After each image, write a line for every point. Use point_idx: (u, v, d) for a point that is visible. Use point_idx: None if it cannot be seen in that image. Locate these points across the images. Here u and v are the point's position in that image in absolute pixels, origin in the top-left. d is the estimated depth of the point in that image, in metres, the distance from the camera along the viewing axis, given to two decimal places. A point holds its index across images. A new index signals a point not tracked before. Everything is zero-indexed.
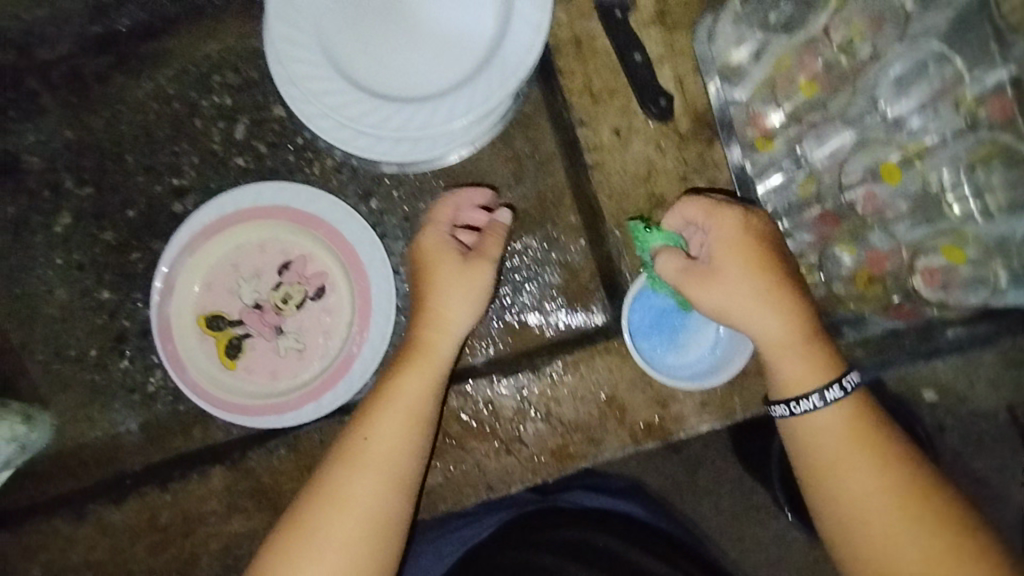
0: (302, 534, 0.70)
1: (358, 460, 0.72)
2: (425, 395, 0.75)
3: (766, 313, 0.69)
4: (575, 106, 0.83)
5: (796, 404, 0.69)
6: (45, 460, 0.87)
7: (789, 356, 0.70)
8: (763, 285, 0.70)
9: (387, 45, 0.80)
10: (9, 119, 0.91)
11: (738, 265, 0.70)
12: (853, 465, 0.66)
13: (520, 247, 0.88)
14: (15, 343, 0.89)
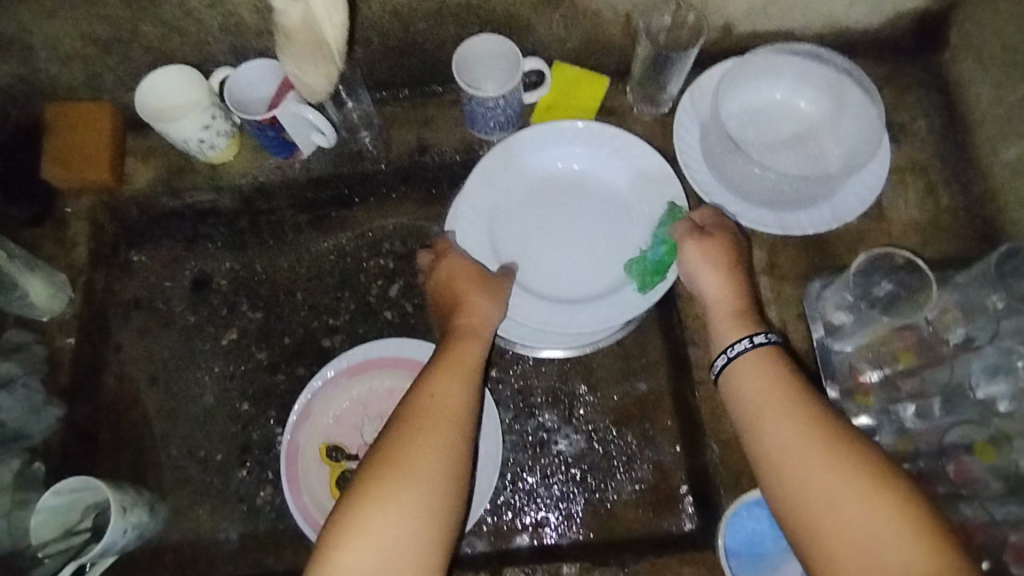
0: (379, 482, 0.68)
1: (426, 414, 0.74)
2: (477, 352, 0.83)
3: (718, 273, 0.84)
4: (688, 326, 0.95)
5: (732, 349, 0.77)
6: (148, 550, 0.94)
7: (732, 336, 0.80)
8: (721, 260, 0.85)
9: (540, 249, 0.99)
10: (215, 247, 1.11)
11: (715, 254, 0.85)
12: (776, 416, 0.70)
13: (618, 440, 0.96)
14: (156, 434, 0.99)
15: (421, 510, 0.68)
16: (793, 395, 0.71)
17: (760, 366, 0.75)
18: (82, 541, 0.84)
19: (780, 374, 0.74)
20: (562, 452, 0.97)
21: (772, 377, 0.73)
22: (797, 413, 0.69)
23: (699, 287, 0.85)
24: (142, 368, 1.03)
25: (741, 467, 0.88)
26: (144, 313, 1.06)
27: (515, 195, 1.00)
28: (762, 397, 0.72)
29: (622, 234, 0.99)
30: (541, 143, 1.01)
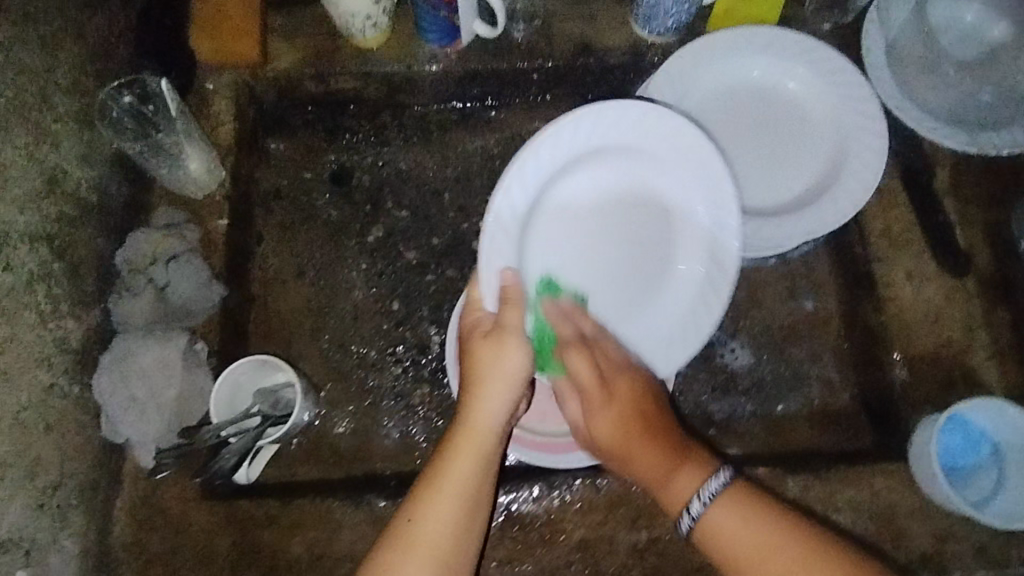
0: (405, 538, 0.64)
1: (456, 450, 0.67)
2: (522, 362, 0.70)
3: (605, 418, 0.71)
4: (874, 244, 0.92)
5: (692, 508, 0.67)
6: (302, 444, 0.89)
7: (681, 477, 0.69)
8: (623, 415, 0.71)
9: (586, 261, 0.76)
10: (358, 141, 1.03)
11: (620, 418, 0.71)
12: (763, 559, 0.62)
13: (790, 356, 0.94)
14: (308, 329, 0.95)
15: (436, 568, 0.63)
16: (756, 521, 0.64)
17: (721, 508, 0.66)
18: (255, 424, 0.81)
19: (732, 505, 0.66)
20: (729, 366, 0.93)
21: (739, 522, 0.64)
22: (772, 544, 0.63)
23: (588, 426, 0.73)
24: (287, 261, 0.97)
25: (927, 385, 0.87)
26: (286, 204, 0.99)
27: (566, 192, 0.75)
28: (742, 547, 0.64)
29: (815, 131, 0.88)
30: (605, 131, 0.73)
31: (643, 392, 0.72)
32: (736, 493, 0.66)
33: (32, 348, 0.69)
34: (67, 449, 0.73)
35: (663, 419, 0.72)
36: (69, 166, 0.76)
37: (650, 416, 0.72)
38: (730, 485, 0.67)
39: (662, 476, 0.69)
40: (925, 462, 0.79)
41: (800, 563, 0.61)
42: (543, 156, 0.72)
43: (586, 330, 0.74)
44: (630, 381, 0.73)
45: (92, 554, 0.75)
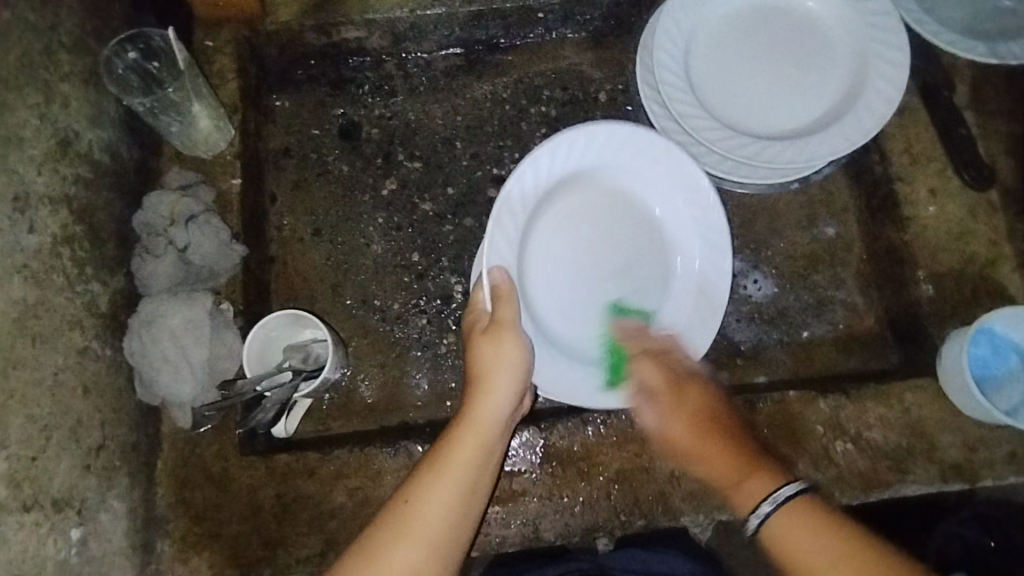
0: (402, 519, 0.61)
1: (458, 442, 0.66)
2: (520, 352, 0.72)
3: (671, 411, 0.69)
4: (895, 163, 0.91)
5: (757, 509, 0.60)
6: (334, 399, 0.90)
7: (750, 481, 0.62)
8: (689, 418, 0.68)
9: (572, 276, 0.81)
10: (364, 94, 1.01)
11: (682, 437, 0.68)
12: (815, 561, 0.56)
13: (812, 283, 0.94)
14: (328, 286, 0.94)
15: (428, 553, 0.61)
16: (818, 527, 0.58)
17: (781, 517, 0.59)
18: (289, 377, 0.81)
19: (800, 518, 0.59)
20: (752, 298, 0.93)
21: (801, 530, 0.58)
22: (844, 561, 0.55)
23: (644, 420, 0.71)
24: (303, 219, 0.96)
25: (954, 300, 0.87)
26: (297, 161, 0.98)
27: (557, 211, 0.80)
28: (803, 556, 0.57)
29: (832, 52, 0.86)
30: (597, 147, 0.79)
31: (697, 386, 0.70)
32: (805, 506, 0.59)
33: (64, 311, 0.69)
34: (107, 411, 0.73)
35: (738, 433, 0.66)
36: (80, 128, 0.75)
37: (715, 420, 0.67)
38: (801, 496, 0.60)
39: (734, 474, 0.63)
40: (957, 376, 0.79)
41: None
42: (542, 167, 0.78)
43: (653, 347, 0.77)
44: (700, 388, 0.70)
45: (140, 514, 0.76)
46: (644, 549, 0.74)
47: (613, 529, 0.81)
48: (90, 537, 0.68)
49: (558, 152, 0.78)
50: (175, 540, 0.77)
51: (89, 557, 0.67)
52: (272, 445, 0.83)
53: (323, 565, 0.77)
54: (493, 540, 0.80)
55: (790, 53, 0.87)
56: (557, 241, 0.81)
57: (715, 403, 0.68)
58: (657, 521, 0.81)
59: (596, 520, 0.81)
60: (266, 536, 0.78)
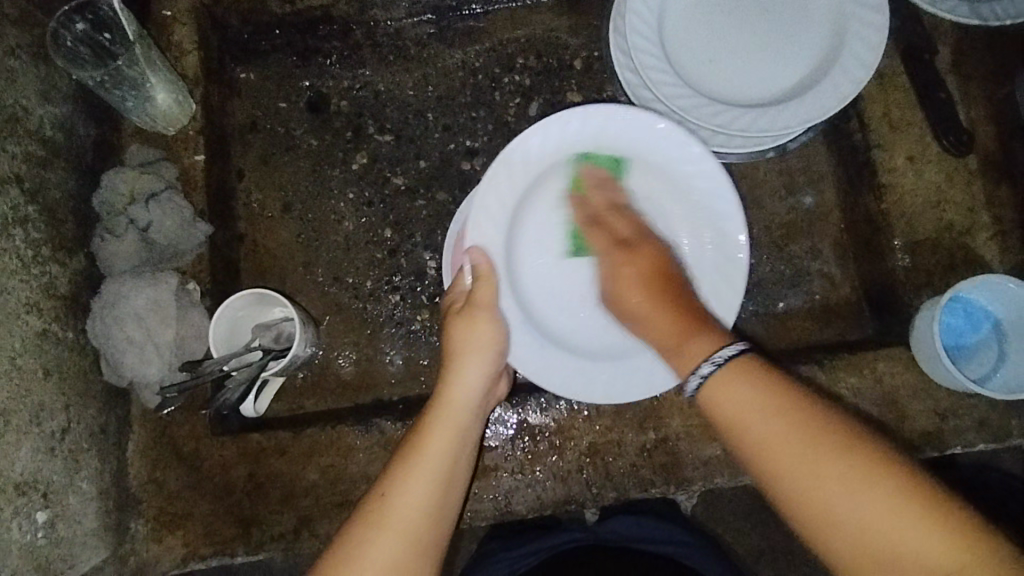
0: (385, 511, 0.63)
1: (435, 424, 0.69)
2: (498, 333, 0.74)
3: (637, 270, 0.71)
4: (873, 130, 0.89)
5: (702, 368, 0.60)
6: (307, 377, 0.89)
7: (694, 340, 0.62)
8: (642, 275, 0.70)
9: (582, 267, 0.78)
10: (331, 64, 0.97)
11: (633, 280, 0.71)
12: (758, 414, 0.55)
13: (788, 253, 0.93)
14: (299, 263, 0.92)
15: (413, 542, 0.62)
16: (774, 398, 0.55)
17: (727, 374, 0.58)
18: (258, 356, 0.81)
19: (740, 371, 0.58)
20: None
21: (734, 392, 0.57)
22: (781, 411, 0.54)
23: (614, 292, 0.73)
24: (271, 196, 0.94)
25: (929, 269, 0.86)
26: (264, 136, 0.95)
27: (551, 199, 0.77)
28: (755, 415, 0.55)
29: (811, 12, 0.83)
30: (584, 125, 0.75)
31: (652, 239, 0.73)
32: (749, 365, 0.58)
33: (19, 294, 0.68)
34: (71, 394, 0.73)
35: (686, 297, 0.68)
36: (29, 103, 0.73)
37: (668, 275, 0.70)
38: (743, 356, 0.59)
39: (677, 340, 0.64)
40: (926, 344, 0.79)
41: (809, 443, 0.52)
42: (525, 151, 0.75)
43: (620, 202, 0.76)
44: (655, 244, 0.73)
45: (112, 494, 0.76)
46: (632, 515, 0.83)
47: (585, 501, 0.81)
48: (57, 519, 0.68)
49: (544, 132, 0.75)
50: (148, 520, 0.77)
51: (57, 538, 0.68)
52: (245, 424, 0.83)
53: (297, 541, 0.78)
54: (466, 514, 0.80)
55: (766, 13, 0.84)
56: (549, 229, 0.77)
57: (661, 251, 0.72)
58: (629, 493, 0.82)
59: (569, 494, 0.81)
60: (239, 515, 0.78)
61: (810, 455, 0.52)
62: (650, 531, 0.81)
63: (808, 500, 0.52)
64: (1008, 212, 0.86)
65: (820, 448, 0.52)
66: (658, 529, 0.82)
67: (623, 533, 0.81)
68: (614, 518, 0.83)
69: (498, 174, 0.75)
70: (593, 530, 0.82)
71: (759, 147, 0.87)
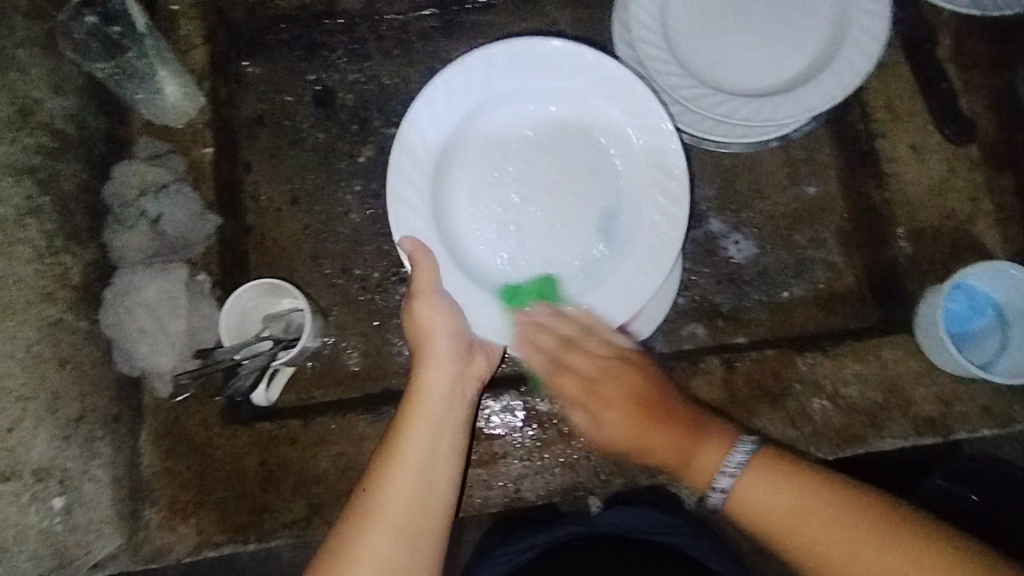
0: (365, 508, 0.63)
1: (410, 415, 0.69)
2: (450, 313, 0.73)
3: (622, 418, 0.69)
4: (876, 120, 0.90)
5: (718, 480, 0.65)
6: (316, 369, 0.88)
7: (702, 450, 0.67)
8: (628, 409, 0.69)
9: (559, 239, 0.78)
10: (337, 57, 0.96)
11: (615, 406, 0.70)
12: (806, 516, 0.61)
13: (794, 243, 0.93)
14: (305, 254, 0.91)
15: (401, 534, 0.62)
16: (813, 497, 0.62)
17: (754, 478, 0.64)
18: (268, 346, 0.82)
19: (761, 469, 0.64)
20: (733, 259, 0.92)
21: (768, 484, 0.63)
22: (802, 493, 0.62)
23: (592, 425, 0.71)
24: (278, 187, 0.93)
25: (931, 257, 0.87)
26: (271, 130, 0.93)
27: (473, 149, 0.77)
28: (792, 521, 0.62)
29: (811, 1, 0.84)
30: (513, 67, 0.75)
31: (621, 369, 0.72)
32: (766, 461, 0.64)
33: (33, 285, 0.69)
34: (86, 383, 0.73)
35: (677, 407, 0.70)
36: (41, 97, 0.74)
37: (653, 406, 0.69)
38: (758, 453, 0.65)
39: (683, 453, 0.67)
40: (929, 330, 0.81)
41: (852, 528, 0.59)
42: (440, 104, 0.74)
43: (570, 333, 0.74)
44: (642, 373, 0.72)
45: (125, 483, 0.77)
46: (637, 507, 0.80)
47: (593, 487, 0.83)
48: (74, 505, 0.70)
49: (464, 77, 0.74)
50: (162, 509, 0.78)
51: (74, 524, 0.70)
52: (255, 415, 0.84)
53: (309, 528, 0.79)
54: (475, 501, 0.81)
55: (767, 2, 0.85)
56: (482, 187, 0.77)
57: (628, 370, 0.72)
58: (635, 479, 0.83)
59: (576, 480, 0.82)
60: (252, 503, 0.79)
61: (863, 555, 0.59)
62: (650, 522, 0.78)
63: (825, 563, 0.60)
64: (1009, 201, 0.88)
65: (862, 531, 0.59)
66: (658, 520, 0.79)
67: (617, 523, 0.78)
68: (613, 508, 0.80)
69: (413, 134, 0.74)
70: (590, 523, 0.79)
71: (761, 137, 0.88)
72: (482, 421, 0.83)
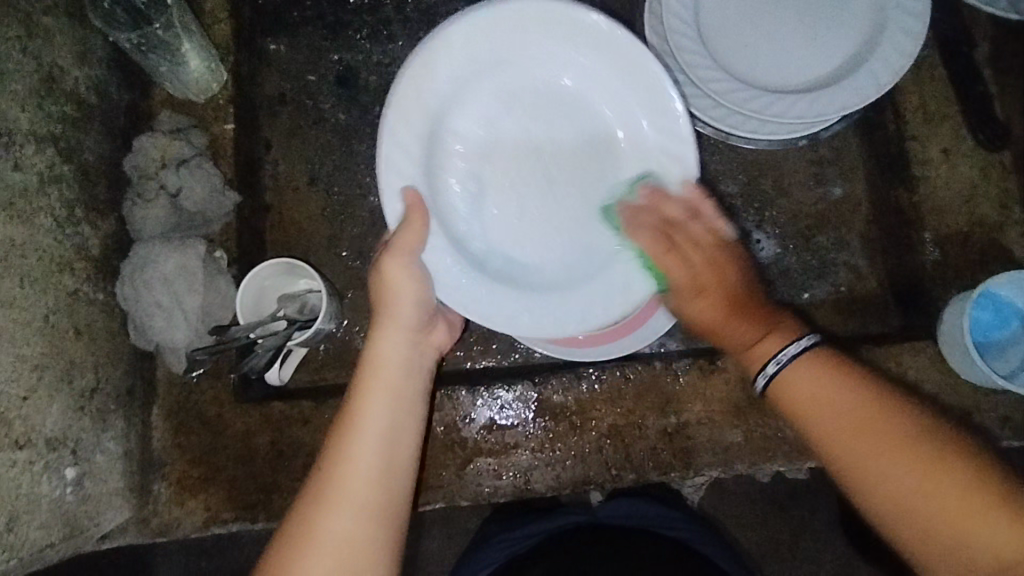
0: (333, 481, 0.60)
1: (365, 385, 0.65)
2: (421, 280, 0.68)
3: (704, 301, 0.65)
4: (909, 121, 0.88)
5: (769, 367, 0.60)
6: (329, 350, 0.88)
7: (766, 340, 0.61)
8: (721, 301, 0.64)
9: (524, 224, 0.71)
10: (361, 38, 0.94)
11: (714, 259, 0.65)
12: (871, 441, 0.54)
13: (817, 244, 0.91)
14: (323, 236, 0.91)
15: (367, 512, 0.59)
16: (851, 398, 0.56)
17: (799, 366, 0.59)
18: (283, 326, 0.81)
19: (812, 366, 0.58)
20: (754, 258, 0.91)
21: (819, 382, 0.57)
22: (886, 434, 0.53)
23: (680, 302, 0.67)
24: (297, 166, 0.92)
25: (958, 264, 0.86)
26: (292, 108, 0.93)
27: (474, 106, 0.70)
28: (830, 414, 0.56)
29: None
30: (540, 37, 0.69)
31: (722, 255, 0.66)
32: (820, 358, 0.58)
33: (52, 253, 0.68)
34: (100, 355, 0.73)
35: (750, 298, 0.65)
36: (65, 65, 0.74)
37: (747, 301, 0.64)
38: (811, 351, 0.59)
39: (751, 338, 0.63)
40: (956, 338, 0.79)
41: (910, 463, 0.52)
42: (467, 43, 0.68)
43: (672, 216, 0.67)
44: (734, 265, 0.66)
45: (135, 456, 0.76)
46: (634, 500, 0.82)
47: (603, 483, 0.82)
48: (85, 477, 0.69)
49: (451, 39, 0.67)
50: (171, 483, 0.78)
51: (83, 496, 0.69)
52: (267, 394, 0.84)
53: None
54: (485, 490, 0.81)
55: None
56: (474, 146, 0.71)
57: (725, 247, 0.66)
58: (647, 475, 0.82)
59: (587, 473, 0.82)
60: (262, 481, 0.79)
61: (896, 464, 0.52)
62: (649, 513, 0.80)
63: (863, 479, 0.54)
64: None
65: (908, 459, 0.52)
66: (656, 512, 0.80)
67: (616, 515, 0.80)
68: (613, 501, 0.82)
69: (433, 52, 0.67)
70: (588, 514, 0.80)
71: (788, 135, 0.87)
72: (493, 410, 0.83)
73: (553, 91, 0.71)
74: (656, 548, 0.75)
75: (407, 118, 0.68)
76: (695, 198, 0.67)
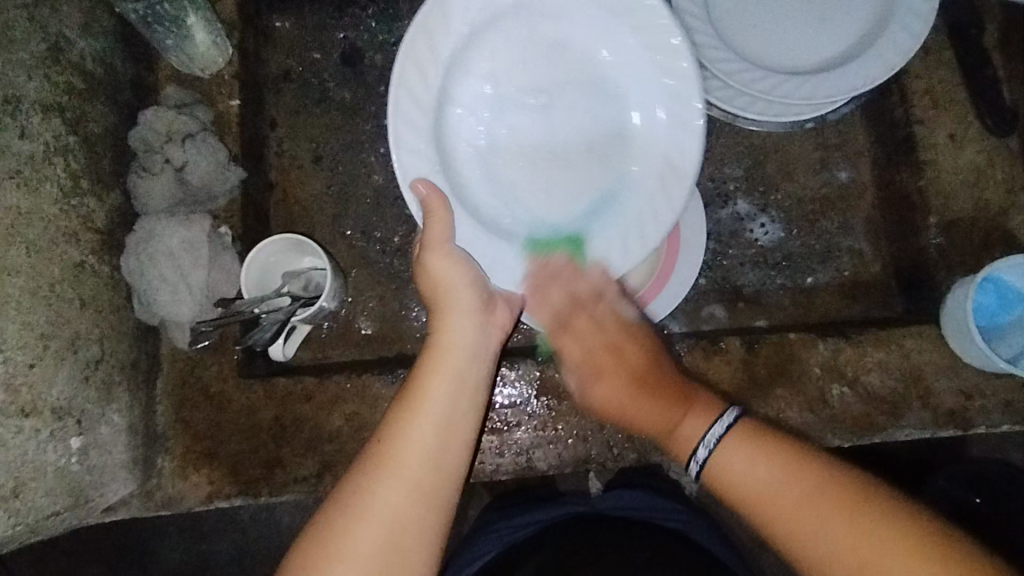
0: (380, 459, 0.60)
1: (428, 369, 0.66)
2: (462, 266, 0.68)
3: (615, 383, 0.70)
4: (916, 105, 0.88)
5: (704, 443, 0.63)
6: (332, 329, 0.88)
7: (688, 421, 0.65)
8: (626, 375, 0.70)
9: (519, 183, 0.72)
10: (367, 16, 0.94)
11: (603, 360, 0.72)
12: (816, 513, 0.55)
13: (822, 228, 0.91)
14: (328, 214, 0.91)
15: (417, 493, 0.60)
16: (788, 466, 0.58)
17: (730, 447, 0.62)
18: (287, 303, 0.81)
19: (741, 439, 0.61)
20: (758, 242, 0.91)
21: (751, 452, 0.60)
22: (838, 509, 0.55)
23: (589, 388, 0.73)
24: (302, 144, 0.92)
25: (964, 248, 0.85)
26: (298, 86, 0.93)
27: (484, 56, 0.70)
28: (762, 496, 0.58)
29: None
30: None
31: (633, 343, 0.72)
32: (749, 430, 0.62)
33: (58, 223, 0.68)
34: (106, 327, 0.73)
35: (667, 377, 0.69)
36: (71, 36, 0.73)
37: (656, 381, 0.69)
38: (737, 423, 0.63)
39: (670, 422, 0.66)
40: (958, 322, 0.79)
41: (844, 524, 0.54)
42: None
43: (585, 295, 0.72)
44: (642, 351, 0.72)
45: (140, 429, 0.77)
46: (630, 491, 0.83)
47: (605, 462, 0.82)
48: (90, 447, 0.69)
49: None
50: (174, 457, 0.78)
51: (89, 466, 0.69)
52: (270, 370, 0.84)
53: (320, 485, 0.79)
54: (486, 468, 0.81)
55: None
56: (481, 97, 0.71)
57: (633, 325, 0.73)
58: (649, 455, 0.82)
59: (588, 453, 0.82)
60: (265, 456, 0.79)
61: (822, 521, 0.55)
62: (646, 502, 0.81)
63: (808, 552, 0.55)
64: None
65: (850, 521, 0.54)
66: (652, 501, 0.81)
67: (614, 504, 0.80)
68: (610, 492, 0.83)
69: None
70: (586, 503, 0.81)
71: (794, 118, 0.86)
72: (495, 389, 0.83)
73: (566, 48, 0.70)
74: (653, 532, 0.75)
75: (419, 60, 0.67)
76: (605, 271, 0.71)
